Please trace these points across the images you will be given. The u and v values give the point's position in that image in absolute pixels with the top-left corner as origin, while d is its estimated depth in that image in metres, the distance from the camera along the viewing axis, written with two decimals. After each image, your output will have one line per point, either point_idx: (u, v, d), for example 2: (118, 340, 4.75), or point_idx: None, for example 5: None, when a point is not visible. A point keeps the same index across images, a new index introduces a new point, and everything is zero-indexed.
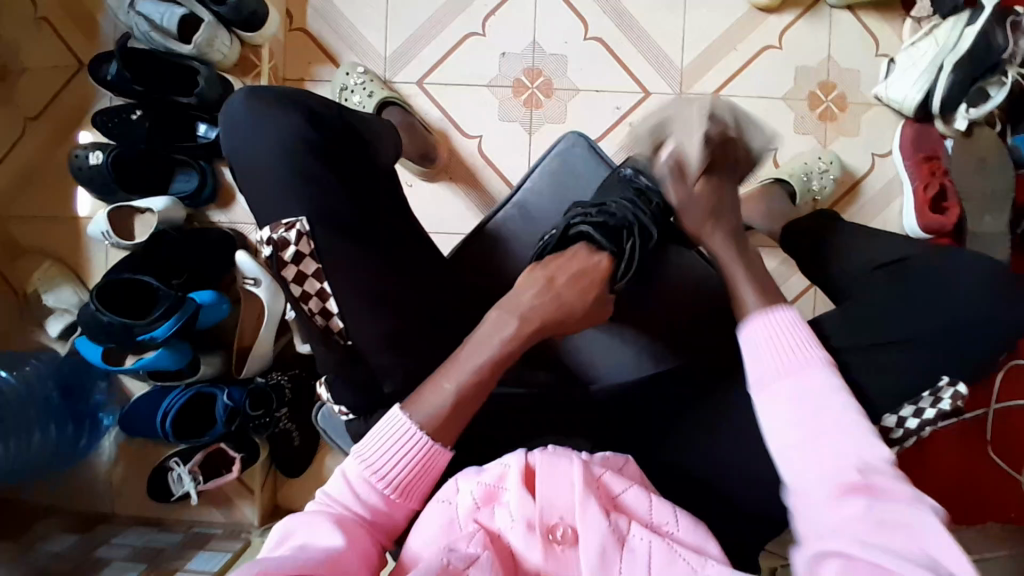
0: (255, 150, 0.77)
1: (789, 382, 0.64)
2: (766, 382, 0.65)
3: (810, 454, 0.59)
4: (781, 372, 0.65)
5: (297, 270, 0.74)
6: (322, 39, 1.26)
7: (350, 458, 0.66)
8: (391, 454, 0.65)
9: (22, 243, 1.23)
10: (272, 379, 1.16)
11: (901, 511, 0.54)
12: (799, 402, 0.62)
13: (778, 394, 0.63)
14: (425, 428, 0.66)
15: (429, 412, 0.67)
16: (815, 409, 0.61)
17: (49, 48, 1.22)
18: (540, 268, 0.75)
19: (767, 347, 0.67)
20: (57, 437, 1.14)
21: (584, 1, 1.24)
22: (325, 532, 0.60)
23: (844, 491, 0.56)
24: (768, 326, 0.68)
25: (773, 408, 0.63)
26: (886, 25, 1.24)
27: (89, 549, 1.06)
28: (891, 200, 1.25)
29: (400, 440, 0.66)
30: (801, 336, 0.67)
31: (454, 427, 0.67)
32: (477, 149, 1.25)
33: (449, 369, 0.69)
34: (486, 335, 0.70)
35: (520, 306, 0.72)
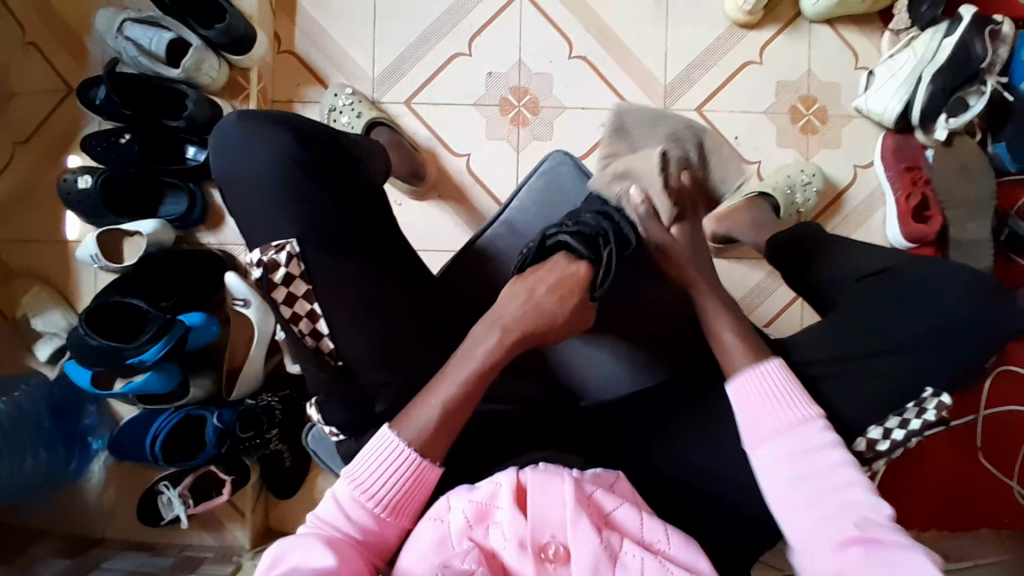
0: (242, 171, 0.77)
1: (785, 442, 0.68)
2: (761, 440, 0.68)
3: (810, 507, 0.64)
4: (777, 431, 0.68)
5: (287, 292, 0.74)
6: (310, 60, 1.27)
7: (340, 479, 0.67)
8: (380, 474, 0.67)
9: (10, 266, 1.23)
10: (262, 401, 1.14)
11: (896, 555, 0.58)
12: (796, 462, 0.66)
13: (772, 448, 0.68)
14: (413, 444, 0.67)
15: (417, 429, 0.68)
16: (808, 465, 0.66)
17: (38, 72, 1.23)
18: (524, 279, 0.75)
19: (760, 401, 0.71)
20: (47, 462, 1.13)
21: (568, 20, 1.27)
22: (318, 553, 0.60)
23: (843, 542, 0.61)
24: (760, 378, 0.72)
25: (769, 464, 0.67)
26: (864, 39, 1.26)
27: (82, 572, 1.05)
28: (874, 211, 1.27)
29: (388, 460, 0.67)
30: (790, 390, 0.70)
31: (441, 443, 0.68)
32: (466, 167, 1.27)
33: (436, 384, 0.70)
34: (470, 349, 0.72)
35: (503, 317, 0.73)
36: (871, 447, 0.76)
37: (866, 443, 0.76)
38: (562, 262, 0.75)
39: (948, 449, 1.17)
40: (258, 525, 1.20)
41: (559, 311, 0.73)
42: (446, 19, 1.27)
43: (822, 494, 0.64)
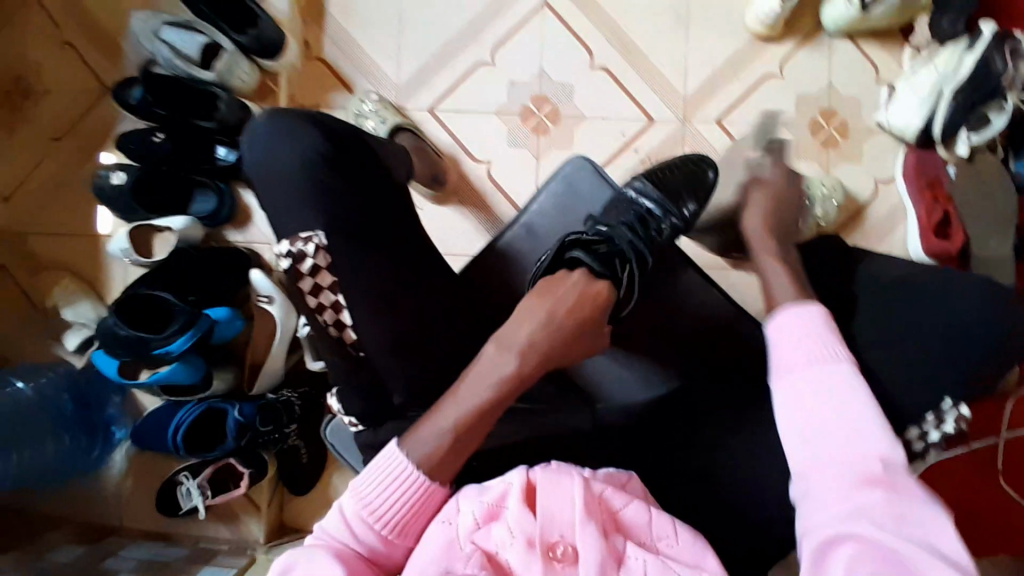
0: (271, 166, 0.80)
1: (815, 375, 0.66)
2: (793, 369, 0.67)
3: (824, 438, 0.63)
4: (807, 364, 0.67)
5: (314, 282, 0.77)
6: (337, 66, 1.31)
7: (347, 492, 0.66)
8: (387, 492, 0.65)
9: (41, 258, 1.27)
10: (282, 396, 1.16)
11: (914, 509, 0.57)
12: (821, 389, 0.65)
13: (800, 383, 0.66)
14: (422, 467, 0.66)
15: (423, 443, 0.66)
16: (836, 400, 0.64)
17: (76, 73, 1.28)
18: (540, 304, 0.72)
19: (795, 335, 0.69)
20: (68, 449, 1.15)
21: (590, 32, 1.29)
22: (326, 563, 0.60)
23: (864, 481, 0.59)
24: (799, 317, 0.71)
25: (796, 395, 0.66)
26: (885, 54, 1.27)
27: (96, 560, 1.07)
28: (895, 226, 1.26)
29: (395, 478, 0.66)
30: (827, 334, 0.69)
31: (452, 466, 0.67)
32: (486, 173, 1.29)
33: (449, 400, 0.68)
34: (485, 372, 0.69)
35: (518, 341, 0.70)
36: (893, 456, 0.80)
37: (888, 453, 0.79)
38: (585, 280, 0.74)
39: (968, 468, 1.15)
40: (273, 520, 1.22)
41: (582, 330, 0.73)
42: (471, 29, 1.30)
43: (838, 421, 0.63)
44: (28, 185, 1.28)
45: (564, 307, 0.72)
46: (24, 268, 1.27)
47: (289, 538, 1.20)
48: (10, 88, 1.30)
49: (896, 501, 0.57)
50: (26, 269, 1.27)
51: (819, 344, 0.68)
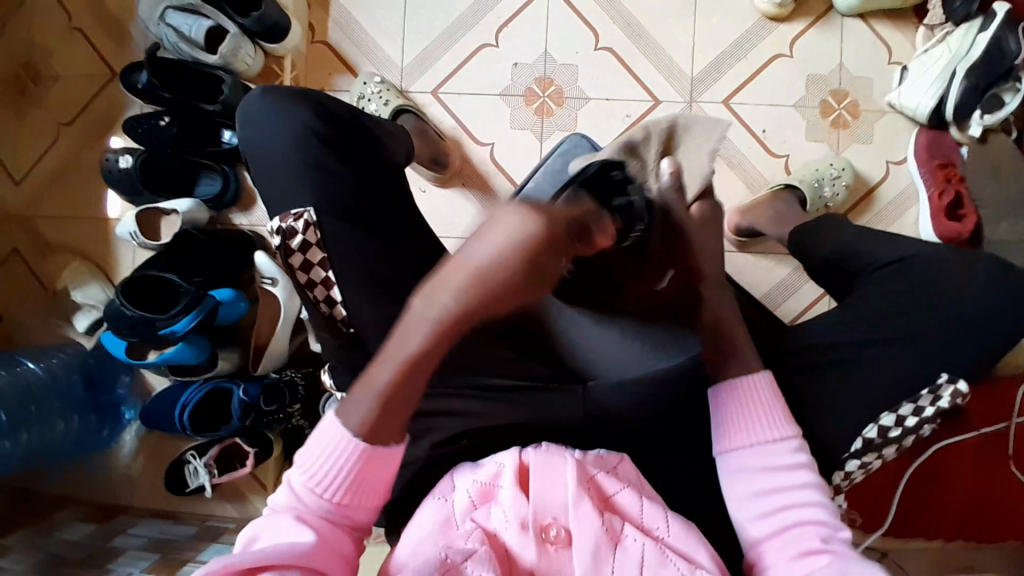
0: (268, 143, 0.80)
1: (755, 457, 0.68)
2: (737, 453, 0.69)
3: (767, 518, 0.66)
4: (752, 440, 0.68)
5: (304, 258, 0.77)
6: (341, 50, 1.31)
7: (295, 468, 0.64)
8: (328, 461, 0.61)
9: (50, 240, 1.29)
10: (285, 375, 1.17)
11: (857, 566, 0.60)
12: (761, 471, 0.67)
13: (743, 462, 0.68)
14: (358, 432, 0.61)
15: (359, 409, 0.60)
16: (771, 478, 0.67)
17: (84, 57, 1.30)
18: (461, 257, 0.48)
19: (739, 412, 0.70)
20: (77, 428, 1.18)
21: (595, 12, 1.28)
22: (290, 528, 0.60)
23: (804, 552, 0.63)
24: (743, 390, 0.70)
25: (739, 478, 0.68)
26: (898, 33, 1.23)
27: (104, 539, 1.10)
28: (907, 208, 1.23)
29: (331, 446, 0.61)
30: (773, 400, 0.70)
31: (392, 425, 0.61)
32: (489, 156, 1.28)
33: (378, 359, 0.57)
34: (410, 326, 0.54)
35: (434, 292, 0.50)
36: (883, 434, 0.77)
37: (878, 429, 0.77)
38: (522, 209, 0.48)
39: (977, 452, 1.12)
40: None
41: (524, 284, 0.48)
42: (474, 11, 1.29)
43: (780, 496, 0.66)
44: (37, 170, 1.30)
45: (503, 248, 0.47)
46: (35, 250, 1.29)
47: None
48: (19, 73, 1.31)
49: (839, 565, 0.61)
50: (37, 251, 1.29)
51: (758, 418, 0.69)
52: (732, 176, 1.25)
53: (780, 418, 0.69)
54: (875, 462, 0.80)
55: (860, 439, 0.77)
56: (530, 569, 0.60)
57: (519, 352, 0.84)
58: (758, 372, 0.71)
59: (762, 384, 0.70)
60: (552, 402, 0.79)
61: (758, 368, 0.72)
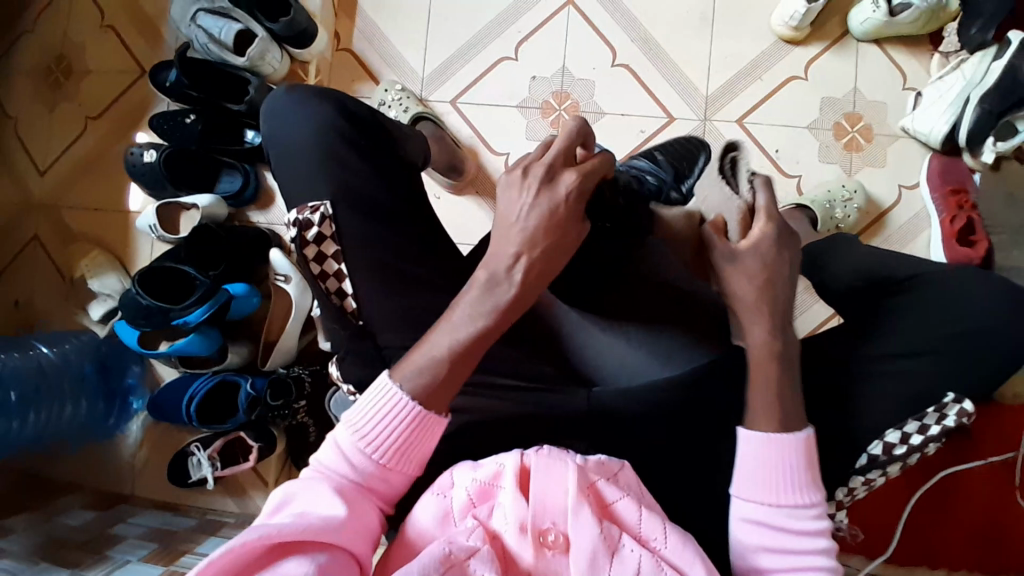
0: (290, 138, 0.83)
1: (772, 513, 0.68)
2: (753, 506, 0.68)
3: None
4: (772, 497, 0.68)
5: (318, 250, 0.78)
6: (366, 59, 1.34)
7: (341, 426, 0.66)
8: (383, 422, 0.65)
9: (73, 229, 1.32)
10: (294, 371, 1.20)
11: None
12: (775, 528, 0.67)
13: (757, 518, 0.68)
14: (413, 398, 0.65)
15: (413, 374, 0.65)
16: (783, 536, 0.67)
17: (115, 54, 1.34)
18: (511, 239, 0.66)
19: (766, 468, 0.68)
20: (86, 412, 1.20)
21: (613, 29, 1.30)
22: (326, 498, 0.61)
23: None
24: (774, 446, 0.68)
25: (749, 529, 0.68)
26: (914, 59, 1.25)
27: (104, 526, 1.11)
28: (919, 232, 1.23)
29: (388, 413, 0.65)
30: (799, 462, 0.68)
31: (446, 396, 0.66)
32: (504, 165, 1.30)
33: (440, 329, 0.66)
34: (474, 302, 0.66)
35: (499, 268, 0.66)
36: (887, 451, 0.76)
37: (883, 446, 0.76)
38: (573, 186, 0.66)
39: (984, 481, 1.11)
40: None
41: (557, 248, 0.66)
42: (497, 24, 1.33)
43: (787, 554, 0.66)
44: (63, 162, 1.34)
45: (535, 227, 0.66)
46: (56, 237, 1.32)
47: None
48: (52, 67, 1.36)
49: None
50: (58, 239, 1.32)
51: (785, 477, 0.68)
52: None
53: (807, 477, 0.68)
54: (879, 479, 0.79)
55: (862, 455, 0.77)
56: (528, 571, 0.60)
57: (524, 354, 0.84)
58: (797, 434, 0.68)
59: (796, 442, 0.68)
60: (555, 403, 0.79)
61: (797, 427, 0.69)
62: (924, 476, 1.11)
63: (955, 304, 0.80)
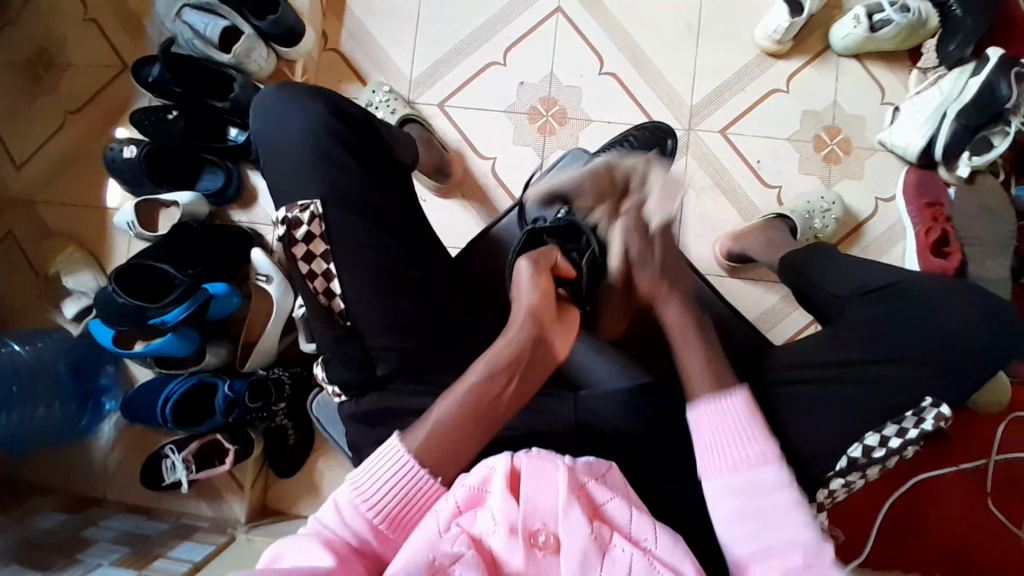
0: (278, 136, 0.82)
1: (735, 476, 0.67)
2: (717, 473, 0.68)
3: (751, 539, 0.65)
4: (729, 459, 0.68)
5: (307, 249, 0.78)
6: (353, 59, 1.34)
7: (343, 485, 0.67)
8: (381, 485, 0.66)
9: (48, 225, 1.29)
10: (273, 372, 1.18)
11: None
12: (743, 495, 0.66)
13: (724, 489, 0.67)
14: (416, 456, 0.67)
15: (422, 434, 0.68)
16: (755, 501, 0.66)
17: (96, 48, 1.32)
18: (520, 325, 0.72)
19: (715, 435, 0.69)
20: (59, 413, 1.16)
21: (601, 38, 1.32)
22: (315, 553, 0.60)
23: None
24: (718, 411, 0.70)
25: (718, 500, 0.67)
26: (892, 75, 1.28)
27: (76, 529, 1.08)
28: (895, 244, 1.26)
29: (389, 477, 0.66)
30: (749, 420, 0.70)
31: (451, 464, 0.67)
32: (491, 170, 1.30)
33: (450, 394, 0.69)
34: (492, 356, 0.70)
35: (522, 304, 0.73)
36: (867, 453, 0.77)
37: (863, 449, 0.78)
38: (531, 277, 0.74)
39: (955, 489, 1.13)
40: (256, 500, 1.21)
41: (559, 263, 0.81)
42: (486, 29, 1.33)
43: (759, 516, 0.65)
44: (41, 156, 1.31)
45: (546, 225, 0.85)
46: (30, 234, 1.29)
47: (271, 519, 1.19)
48: (30, 60, 1.33)
49: None
50: (32, 236, 1.29)
51: (738, 441, 0.68)
52: (725, 204, 1.28)
53: (763, 441, 0.69)
54: (858, 480, 0.80)
55: (843, 458, 0.78)
56: (516, 574, 0.59)
57: None
58: (726, 396, 0.71)
59: (739, 401, 0.71)
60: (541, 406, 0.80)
61: (735, 386, 0.72)
62: (903, 479, 1.13)
63: (935, 314, 0.81)
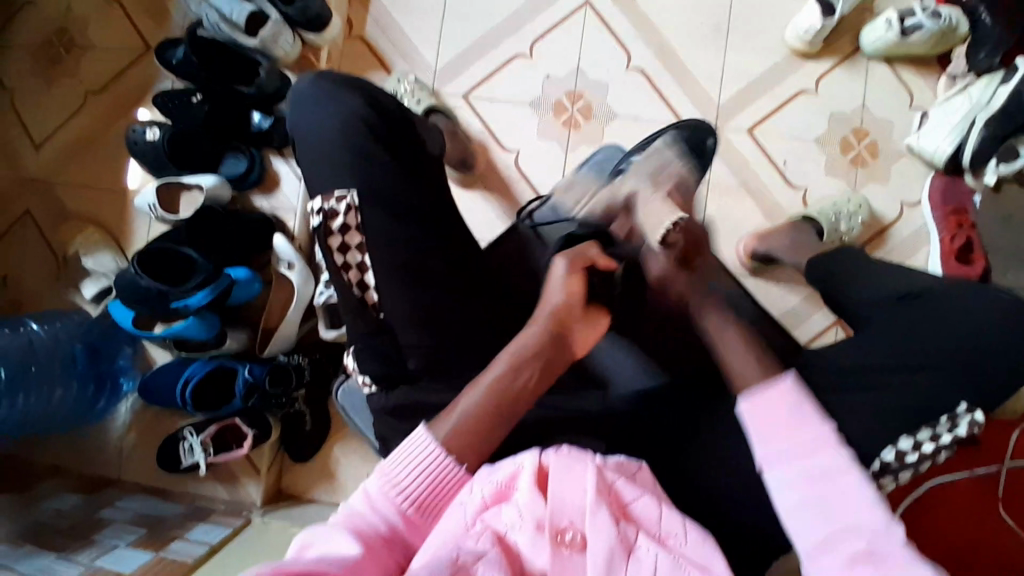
0: (314, 128, 0.81)
1: (796, 462, 0.63)
2: (775, 461, 0.64)
3: (819, 525, 0.61)
4: (788, 445, 0.64)
5: (342, 240, 0.77)
6: (378, 47, 1.33)
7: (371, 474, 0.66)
8: (411, 474, 0.65)
9: (68, 206, 1.28)
10: (294, 358, 1.17)
11: None
12: (808, 482, 0.62)
13: (786, 478, 0.63)
14: (445, 446, 0.67)
15: (450, 426, 0.68)
16: (821, 487, 0.62)
17: (120, 29, 1.30)
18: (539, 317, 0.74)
19: (771, 420, 0.66)
20: (75, 396, 1.15)
21: (628, 33, 1.31)
22: (344, 542, 0.59)
23: (858, 563, 0.58)
24: (771, 396, 0.67)
25: (781, 491, 0.63)
26: (920, 79, 1.27)
27: (89, 511, 1.08)
28: (918, 249, 1.25)
29: (420, 466, 0.66)
30: (805, 404, 0.66)
31: (478, 454, 0.68)
32: (514, 163, 1.29)
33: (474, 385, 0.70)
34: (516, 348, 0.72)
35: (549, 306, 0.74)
36: (899, 458, 0.77)
37: (896, 453, 0.77)
38: (564, 278, 0.76)
39: None
40: (271, 484, 1.21)
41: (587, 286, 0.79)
42: (512, 21, 1.32)
43: (821, 500, 0.61)
44: (62, 136, 1.30)
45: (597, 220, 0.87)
46: (51, 214, 1.28)
47: (285, 504, 1.19)
48: (54, 41, 1.32)
49: None
50: (53, 216, 1.28)
51: (796, 426, 0.65)
52: (750, 204, 1.27)
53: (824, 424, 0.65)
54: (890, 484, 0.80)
55: (876, 461, 0.77)
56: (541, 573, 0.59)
57: None
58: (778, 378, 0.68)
59: (789, 385, 0.67)
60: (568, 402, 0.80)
61: (782, 372, 0.69)
62: None
63: (974, 324, 0.80)
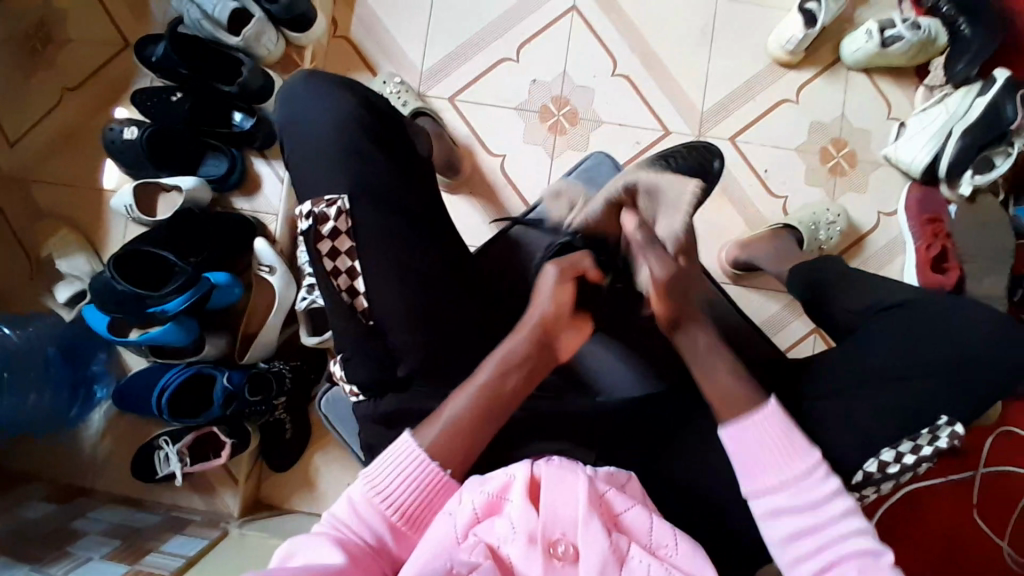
0: (305, 129, 0.80)
1: (785, 496, 0.65)
2: (764, 496, 0.66)
3: (812, 558, 0.63)
4: (776, 479, 0.66)
5: (332, 245, 0.76)
6: (362, 47, 1.31)
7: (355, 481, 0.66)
8: (396, 481, 0.65)
9: (41, 206, 1.24)
10: (274, 366, 1.15)
11: None
12: (799, 514, 0.64)
13: (777, 513, 0.65)
14: (430, 453, 0.66)
15: (436, 432, 0.67)
16: (811, 518, 0.64)
17: (97, 24, 1.27)
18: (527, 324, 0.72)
19: (758, 455, 0.67)
20: (49, 401, 1.12)
21: (615, 39, 1.31)
22: (327, 551, 0.58)
23: None
24: (758, 428, 0.67)
25: (773, 526, 0.65)
26: (898, 90, 1.30)
27: (62, 521, 1.04)
28: (893, 258, 1.28)
29: (405, 473, 0.65)
30: (789, 432, 0.67)
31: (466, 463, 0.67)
32: (500, 167, 1.29)
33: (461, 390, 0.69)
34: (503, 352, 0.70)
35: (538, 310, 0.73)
36: (882, 469, 0.77)
37: (878, 464, 0.77)
38: (555, 284, 0.75)
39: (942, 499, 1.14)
40: (249, 494, 1.19)
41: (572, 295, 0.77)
42: (499, 25, 1.31)
43: (814, 532, 0.63)
44: (35, 133, 1.26)
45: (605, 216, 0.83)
46: (23, 213, 1.24)
47: (263, 514, 1.17)
48: (28, 34, 1.27)
49: None
50: (25, 216, 1.24)
51: (782, 456, 0.66)
52: (733, 211, 1.29)
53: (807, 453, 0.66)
54: (871, 493, 0.81)
55: (858, 473, 0.78)
56: None
57: None
58: (761, 406, 0.68)
59: (772, 414, 0.68)
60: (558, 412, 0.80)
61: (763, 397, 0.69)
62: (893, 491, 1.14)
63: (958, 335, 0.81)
